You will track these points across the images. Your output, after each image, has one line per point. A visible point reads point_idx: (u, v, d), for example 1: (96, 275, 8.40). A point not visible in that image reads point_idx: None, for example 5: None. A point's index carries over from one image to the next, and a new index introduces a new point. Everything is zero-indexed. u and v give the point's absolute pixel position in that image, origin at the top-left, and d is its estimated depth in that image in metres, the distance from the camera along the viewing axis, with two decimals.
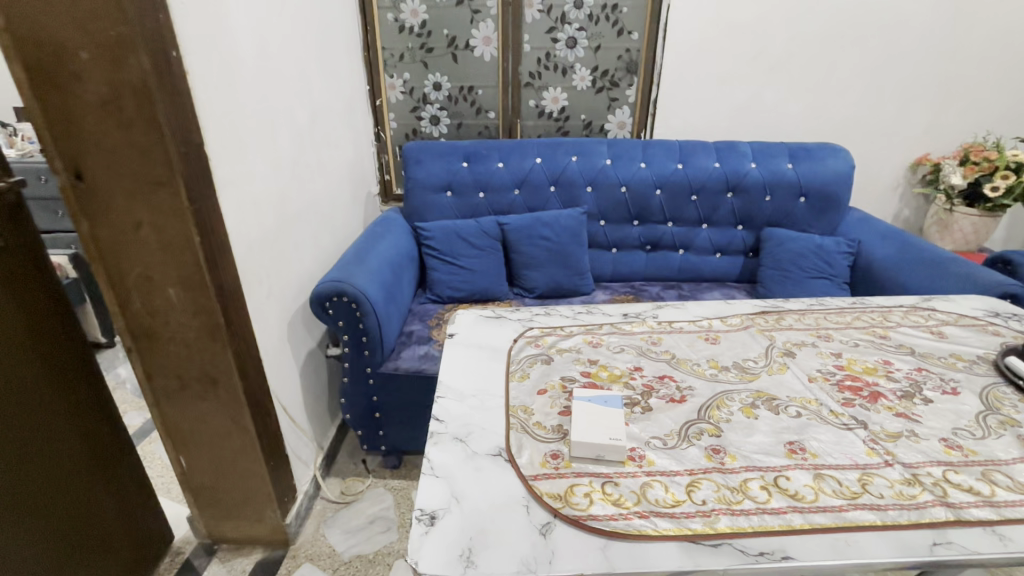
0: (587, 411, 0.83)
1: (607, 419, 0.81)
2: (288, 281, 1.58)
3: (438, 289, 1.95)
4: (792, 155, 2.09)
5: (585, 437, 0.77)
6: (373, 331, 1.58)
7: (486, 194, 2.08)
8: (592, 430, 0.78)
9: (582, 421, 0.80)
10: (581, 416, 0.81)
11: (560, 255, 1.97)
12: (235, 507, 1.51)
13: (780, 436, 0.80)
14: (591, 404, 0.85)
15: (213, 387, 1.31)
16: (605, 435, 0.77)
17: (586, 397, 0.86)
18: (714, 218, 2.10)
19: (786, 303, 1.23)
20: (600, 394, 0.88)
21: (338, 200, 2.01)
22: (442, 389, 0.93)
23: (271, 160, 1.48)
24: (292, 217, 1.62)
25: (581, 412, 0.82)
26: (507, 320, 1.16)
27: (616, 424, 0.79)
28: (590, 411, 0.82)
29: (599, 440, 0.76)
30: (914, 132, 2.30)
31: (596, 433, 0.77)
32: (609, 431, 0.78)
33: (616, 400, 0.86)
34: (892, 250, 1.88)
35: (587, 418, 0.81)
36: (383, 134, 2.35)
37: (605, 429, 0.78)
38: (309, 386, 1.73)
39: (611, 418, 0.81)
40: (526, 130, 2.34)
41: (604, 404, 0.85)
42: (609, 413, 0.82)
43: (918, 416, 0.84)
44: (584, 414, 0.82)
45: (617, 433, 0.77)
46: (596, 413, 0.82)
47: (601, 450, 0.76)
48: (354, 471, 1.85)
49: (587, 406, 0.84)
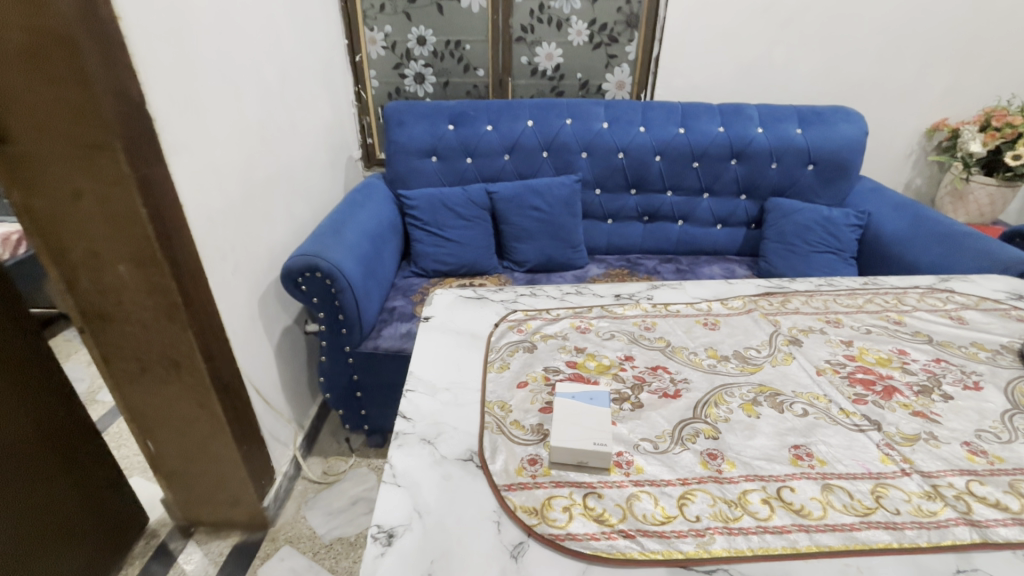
0: (570, 411, 0.74)
1: (593, 421, 0.72)
2: (258, 255, 1.47)
3: (422, 262, 1.84)
4: (802, 119, 1.95)
5: (568, 444, 0.68)
6: (349, 309, 1.48)
7: (474, 159, 1.95)
8: (575, 435, 0.69)
9: (563, 424, 0.71)
10: (563, 418, 0.73)
11: (552, 227, 1.86)
12: (210, 491, 1.45)
13: (784, 439, 0.72)
14: (575, 403, 0.76)
15: (177, 370, 1.22)
16: (590, 440, 0.68)
17: (569, 393, 0.77)
18: (716, 186, 1.98)
19: (792, 283, 1.14)
20: (586, 390, 0.78)
21: (315, 166, 1.87)
22: (412, 382, 0.84)
23: (233, 123, 1.35)
24: (260, 185, 1.49)
25: (563, 414, 0.73)
26: (488, 302, 1.07)
27: (603, 428, 0.71)
28: (573, 411, 0.74)
29: (583, 447, 0.67)
30: (933, 95, 2.15)
31: (580, 438, 0.69)
32: (594, 436, 0.69)
33: (604, 397, 0.77)
34: (903, 223, 1.77)
35: (569, 420, 0.72)
36: (364, 93, 2.19)
37: (589, 433, 0.70)
38: (285, 365, 1.65)
39: (597, 419, 0.72)
40: (518, 90, 2.18)
41: (591, 402, 0.76)
42: (593, 414, 0.73)
43: (937, 416, 0.76)
44: (566, 415, 0.73)
45: (603, 438, 0.69)
46: (582, 415, 0.73)
47: (584, 457, 0.68)
48: (336, 451, 1.80)
49: (571, 404, 0.75)
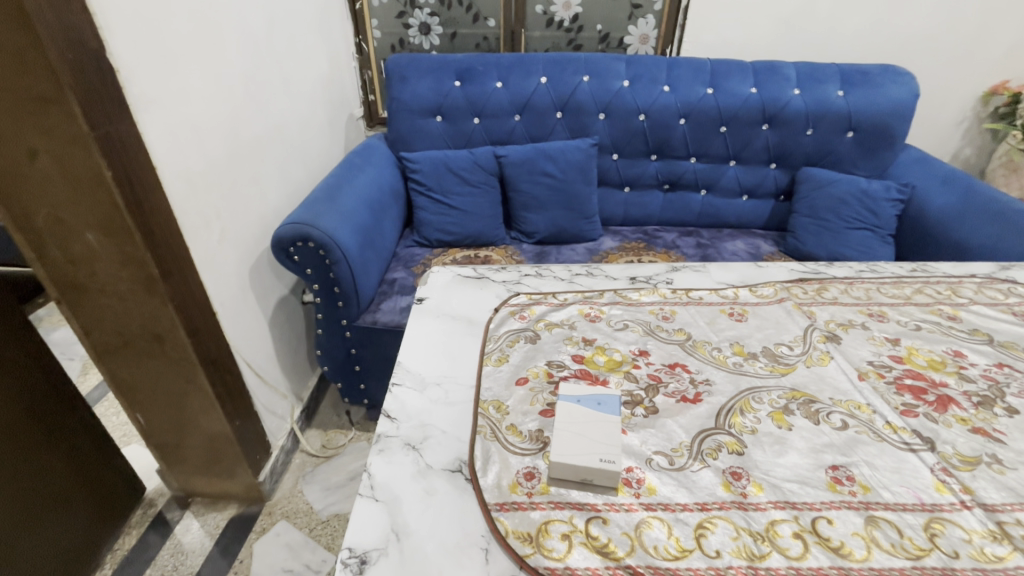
0: (574, 419, 0.65)
1: (601, 432, 0.63)
2: (248, 221, 1.38)
3: (425, 231, 1.74)
4: (845, 79, 1.76)
5: (570, 459, 0.59)
6: (345, 282, 1.39)
7: (481, 119, 1.80)
8: (579, 449, 0.61)
9: (565, 435, 0.62)
10: (566, 428, 0.64)
11: (564, 196, 1.73)
12: (204, 464, 1.42)
13: (819, 457, 0.62)
14: (580, 408, 0.67)
15: (160, 344, 1.16)
16: (595, 457, 0.60)
17: (573, 397, 0.68)
18: (745, 154, 1.82)
19: (829, 268, 1.01)
20: (593, 393, 0.69)
21: (311, 124, 1.74)
22: (399, 374, 0.75)
23: (213, 75, 1.22)
24: (248, 146, 1.38)
25: (567, 423, 0.65)
26: (489, 282, 0.97)
27: (611, 440, 0.62)
28: (577, 419, 0.65)
29: (588, 464, 0.59)
30: (995, 53, 1.93)
31: (584, 453, 0.60)
32: (600, 450, 0.60)
33: (613, 403, 0.67)
34: (952, 198, 1.61)
35: (573, 430, 0.63)
36: (365, 46, 2.03)
37: (595, 447, 0.61)
38: (280, 337, 1.58)
39: (606, 430, 0.63)
40: (531, 43, 2.00)
41: (599, 408, 0.67)
42: (600, 423, 0.64)
43: (1000, 435, 0.66)
44: (569, 424, 0.64)
45: (610, 453, 0.60)
46: (588, 425, 0.64)
47: (588, 475, 0.59)
48: (336, 424, 1.76)
49: (574, 410, 0.66)
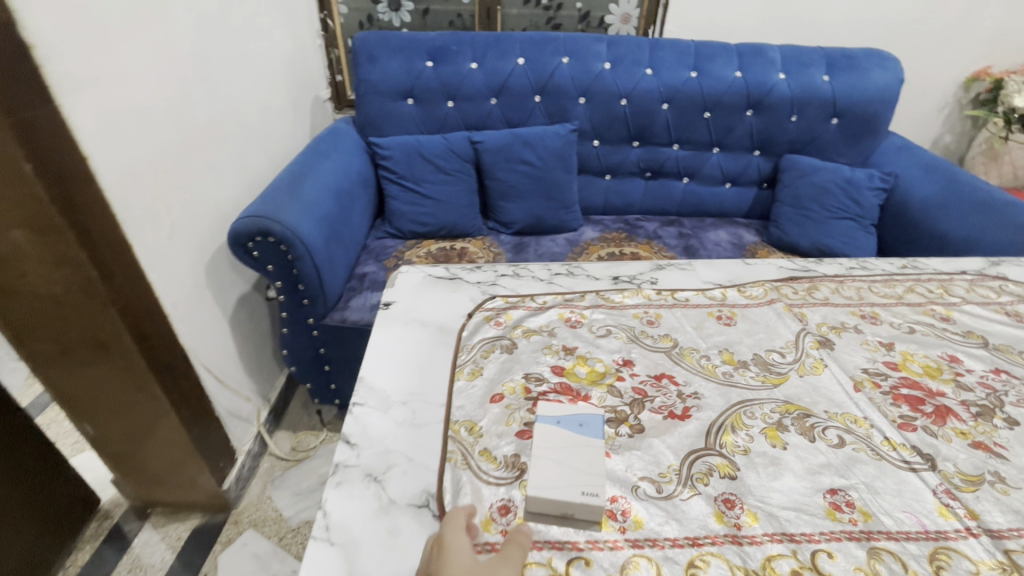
0: (553, 445, 0.59)
1: (583, 460, 0.58)
2: (202, 215, 1.28)
3: (397, 222, 1.65)
4: (830, 63, 1.71)
5: (549, 491, 0.54)
6: (309, 278, 1.30)
7: (456, 102, 1.70)
8: (557, 479, 0.55)
9: (544, 464, 0.57)
10: (544, 455, 0.58)
11: (543, 184, 1.66)
12: (162, 474, 1.33)
13: (816, 480, 0.58)
14: (560, 431, 0.61)
15: (103, 352, 1.06)
16: (576, 489, 0.54)
17: (553, 418, 0.62)
18: (728, 140, 1.77)
19: (819, 265, 0.97)
20: (574, 413, 0.63)
21: (273, 107, 1.62)
22: (362, 392, 0.68)
23: (156, 53, 1.10)
24: (201, 132, 1.26)
25: (546, 449, 0.59)
26: (462, 284, 0.90)
27: (594, 468, 0.57)
28: (556, 445, 0.59)
29: (569, 497, 0.53)
30: (978, 38, 1.90)
31: (564, 485, 0.55)
32: (582, 481, 0.55)
33: (596, 424, 0.62)
34: (936, 188, 1.59)
35: (552, 458, 0.58)
36: (330, 22, 1.89)
37: (576, 477, 0.56)
38: (242, 336, 1.49)
39: (588, 457, 0.58)
40: (508, 21, 1.89)
41: (581, 431, 0.61)
42: (581, 448, 0.59)
43: (1002, 450, 0.62)
44: (548, 450, 0.59)
45: (593, 485, 0.55)
46: (569, 452, 0.59)
47: (570, 509, 0.54)
48: (307, 425, 1.68)
49: (554, 434, 0.61)
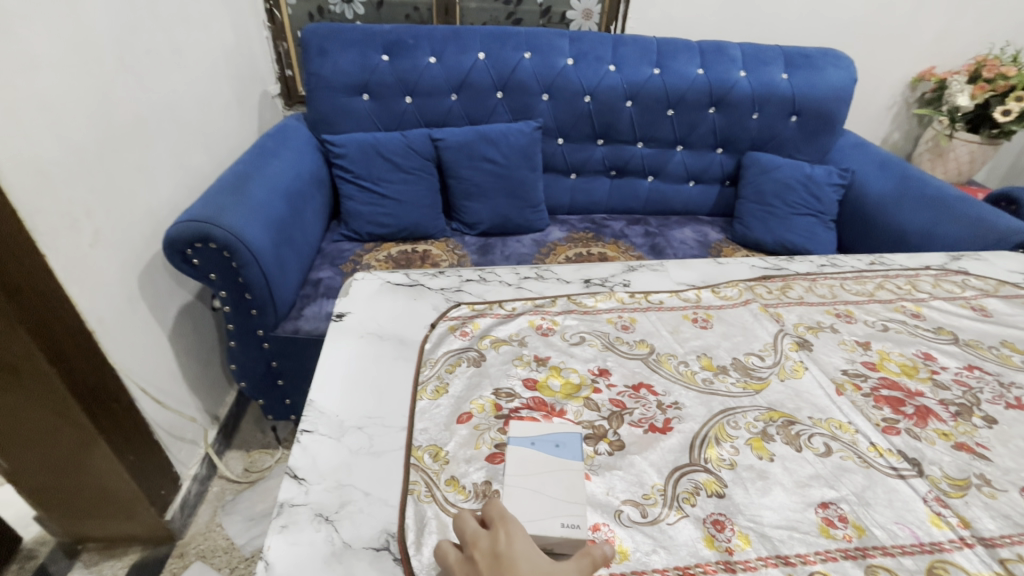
0: (528, 471, 0.54)
1: (561, 487, 0.53)
2: (133, 220, 1.15)
3: (354, 224, 1.56)
4: (788, 62, 1.73)
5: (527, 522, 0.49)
6: (257, 287, 1.20)
7: (414, 98, 1.62)
8: (534, 511, 0.50)
9: (521, 494, 0.52)
10: (520, 484, 0.53)
11: (508, 183, 1.60)
12: (93, 507, 1.19)
13: (806, 493, 0.55)
14: (535, 454, 0.56)
15: (14, 376, 0.93)
16: (555, 521, 0.49)
17: (527, 440, 0.57)
18: (692, 138, 1.76)
19: (791, 262, 0.95)
20: (549, 434, 0.58)
21: (214, 103, 1.50)
22: (311, 419, 0.61)
23: (70, 38, 0.98)
24: (128, 129, 1.14)
25: (523, 476, 0.54)
26: (423, 291, 0.83)
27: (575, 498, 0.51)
28: (535, 470, 0.54)
29: (547, 531, 0.48)
30: (924, 39, 1.97)
31: (542, 518, 0.50)
32: (560, 512, 0.50)
33: (574, 444, 0.57)
34: (890, 184, 1.63)
35: (528, 486, 0.53)
36: (278, 12, 1.77)
37: (554, 507, 0.51)
38: (184, 351, 1.37)
39: (567, 483, 0.53)
40: (467, 14, 1.82)
41: (558, 452, 0.56)
42: (561, 471, 0.54)
43: (985, 450, 0.61)
44: (525, 478, 0.54)
45: (573, 514, 0.50)
46: (547, 477, 0.54)
47: (547, 544, 0.49)
48: (261, 443, 1.56)
49: (529, 458, 0.55)
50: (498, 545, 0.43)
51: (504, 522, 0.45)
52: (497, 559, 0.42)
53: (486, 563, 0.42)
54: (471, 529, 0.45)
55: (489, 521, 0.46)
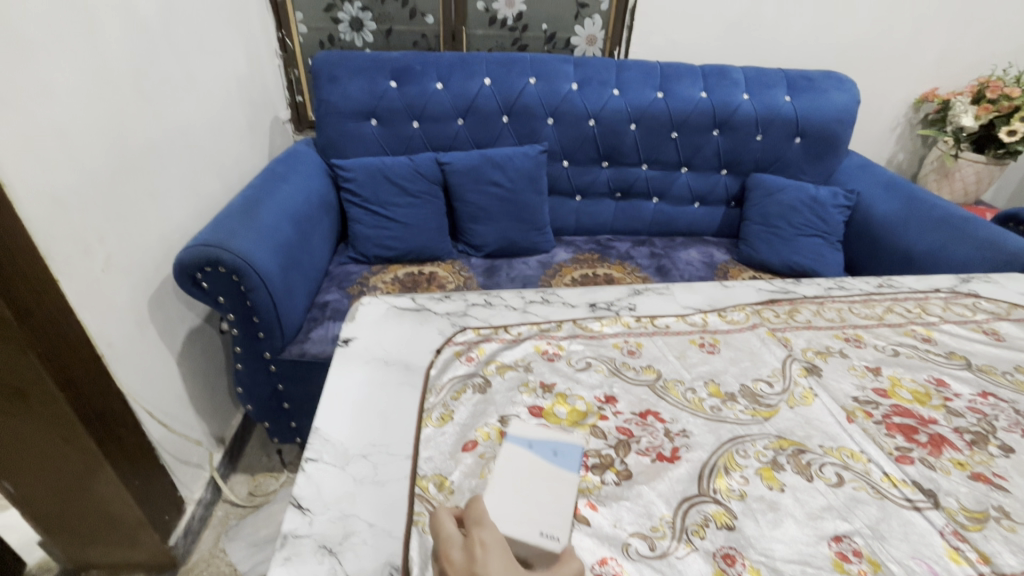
0: (519, 471, 0.53)
1: (548, 492, 0.51)
2: (144, 245, 1.17)
3: (362, 247, 1.57)
4: (791, 85, 1.75)
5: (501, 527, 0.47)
6: (265, 310, 1.20)
7: (422, 123, 1.65)
8: (514, 513, 0.48)
9: (504, 492, 0.50)
10: (503, 481, 0.51)
11: (513, 206, 1.61)
12: (97, 532, 1.19)
13: (820, 526, 0.53)
14: (531, 457, 0.55)
15: (22, 400, 0.93)
16: (533, 528, 0.48)
17: (524, 441, 0.56)
18: (696, 160, 1.77)
19: (798, 285, 0.95)
20: (549, 438, 0.57)
21: (226, 130, 1.53)
22: (316, 446, 0.61)
23: (86, 68, 1.02)
24: (142, 156, 1.17)
25: (511, 473, 0.52)
26: (429, 315, 0.83)
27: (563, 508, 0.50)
28: (528, 475, 0.53)
29: (523, 536, 0.47)
30: (925, 61, 1.99)
31: (521, 521, 0.48)
32: (540, 519, 0.49)
33: (573, 454, 0.55)
34: (896, 205, 1.63)
35: (514, 487, 0.51)
36: (289, 41, 1.83)
37: (537, 514, 0.49)
38: (192, 373, 1.37)
39: (555, 490, 0.51)
40: (474, 41, 1.87)
41: (554, 460, 0.55)
42: (554, 478, 0.53)
43: (1003, 481, 0.59)
44: (512, 477, 0.52)
45: (553, 524, 0.48)
46: (538, 477, 0.53)
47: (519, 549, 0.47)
48: (266, 466, 1.55)
49: (523, 459, 0.54)
50: (473, 561, 0.42)
51: (479, 532, 0.44)
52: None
53: None
54: (445, 541, 0.45)
55: (467, 527, 0.46)
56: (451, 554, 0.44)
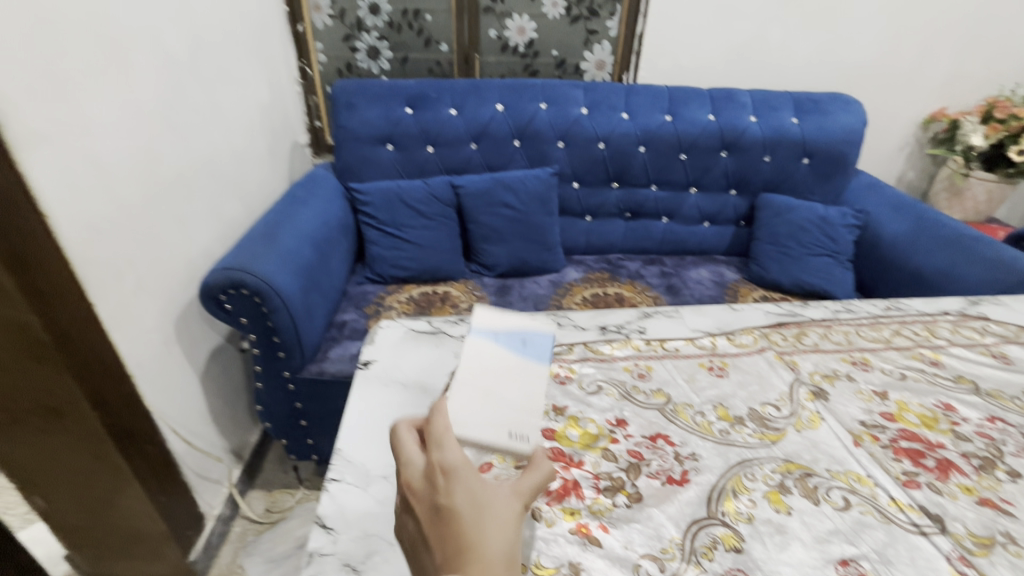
0: (489, 362, 0.61)
1: (516, 379, 0.59)
2: (171, 268, 1.23)
3: (378, 267, 1.62)
4: (798, 107, 1.78)
5: (469, 435, 0.52)
6: (285, 331, 1.24)
7: (436, 147, 1.71)
8: (486, 415, 0.55)
9: (475, 393, 0.56)
10: (473, 380, 0.58)
11: (525, 227, 1.65)
12: (121, 547, 1.22)
13: (827, 549, 0.55)
14: (500, 348, 0.64)
15: (57, 419, 0.97)
16: (503, 431, 0.53)
17: (494, 337, 0.65)
18: (705, 180, 1.80)
19: (805, 308, 0.97)
20: (516, 333, 0.66)
21: (248, 155, 1.60)
22: (339, 467, 0.64)
23: (122, 104, 1.08)
24: (171, 183, 1.23)
25: (481, 362, 0.61)
26: (445, 339, 0.86)
27: (529, 400, 0.58)
28: (498, 363, 0.62)
29: (494, 439, 0.52)
30: (933, 82, 2.01)
31: (490, 424, 0.54)
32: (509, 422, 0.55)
33: (536, 342, 0.65)
34: (906, 224, 1.64)
35: (484, 386, 0.58)
36: (309, 70, 1.90)
37: (508, 414, 0.55)
38: (213, 391, 1.41)
39: (520, 374, 0.60)
40: (486, 68, 1.93)
41: (522, 349, 0.64)
42: (520, 361, 0.62)
43: (1010, 507, 0.60)
44: (483, 372, 0.60)
45: (521, 428, 0.54)
46: (504, 363, 0.62)
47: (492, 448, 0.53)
48: (282, 483, 1.58)
49: (493, 350, 0.63)
50: (435, 489, 0.44)
51: (438, 456, 0.46)
52: (436, 508, 0.43)
53: (426, 508, 0.44)
54: (407, 469, 0.47)
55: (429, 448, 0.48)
56: (412, 481, 0.46)
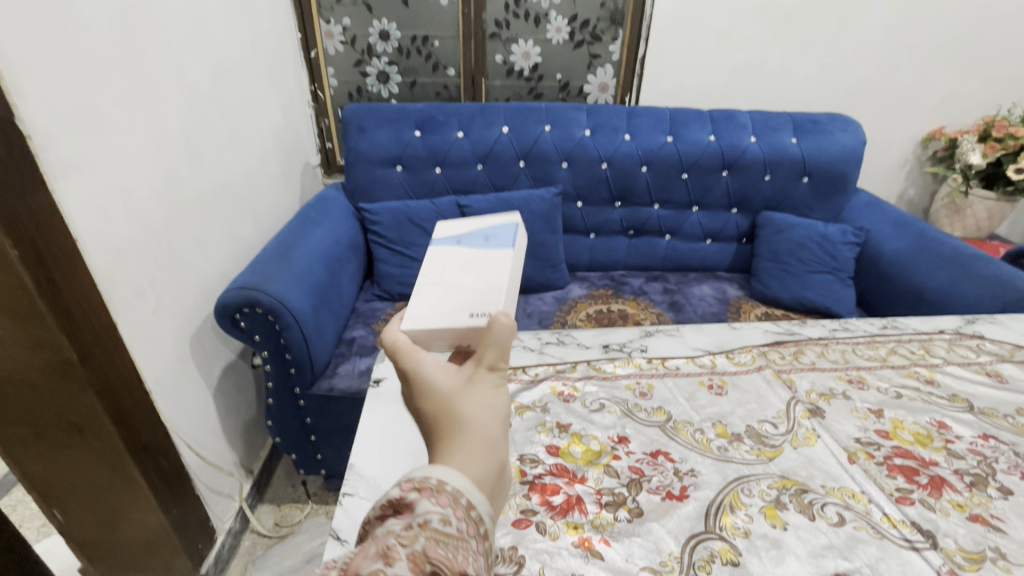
0: (452, 257, 0.67)
1: (478, 268, 0.63)
2: (189, 288, 1.27)
3: (386, 285, 1.66)
4: (797, 127, 1.81)
5: (431, 324, 0.54)
6: (297, 348, 1.28)
7: (443, 168, 1.76)
8: (448, 308, 0.56)
9: (434, 291, 0.60)
10: (436, 279, 0.63)
11: (530, 245, 1.69)
12: (135, 560, 1.25)
13: (821, 563, 0.57)
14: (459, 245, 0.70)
15: (79, 433, 1.01)
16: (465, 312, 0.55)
17: (457, 240, 0.71)
18: (707, 199, 1.84)
19: (803, 327, 0.99)
20: (481, 234, 0.72)
21: (262, 177, 1.65)
22: (352, 481, 0.67)
23: (147, 132, 1.13)
24: (190, 206, 1.28)
25: (444, 260, 0.67)
26: None
27: (489, 285, 0.59)
28: (463, 257, 0.67)
29: (456, 322, 0.54)
30: (931, 102, 2.04)
31: (452, 312, 0.55)
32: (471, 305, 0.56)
33: (497, 234, 0.71)
34: (905, 242, 1.66)
35: (444, 282, 0.62)
36: (321, 94, 1.97)
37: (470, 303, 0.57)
38: (225, 406, 1.45)
39: (484, 261, 0.65)
40: (492, 91, 1.99)
41: (485, 242, 0.70)
42: (484, 252, 0.67)
43: (1000, 523, 0.62)
44: (445, 269, 0.65)
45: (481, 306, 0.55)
46: (466, 256, 0.68)
47: (456, 333, 0.54)
48: (291, 497, 1.61)
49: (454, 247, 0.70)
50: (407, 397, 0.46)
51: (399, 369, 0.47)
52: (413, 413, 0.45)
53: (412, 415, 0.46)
54: None
55: None
56: None
